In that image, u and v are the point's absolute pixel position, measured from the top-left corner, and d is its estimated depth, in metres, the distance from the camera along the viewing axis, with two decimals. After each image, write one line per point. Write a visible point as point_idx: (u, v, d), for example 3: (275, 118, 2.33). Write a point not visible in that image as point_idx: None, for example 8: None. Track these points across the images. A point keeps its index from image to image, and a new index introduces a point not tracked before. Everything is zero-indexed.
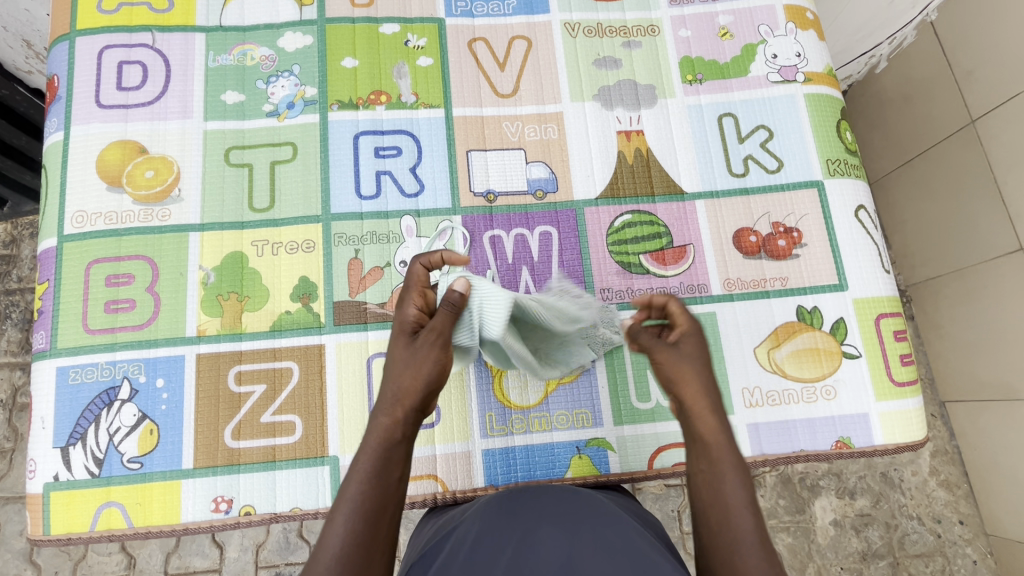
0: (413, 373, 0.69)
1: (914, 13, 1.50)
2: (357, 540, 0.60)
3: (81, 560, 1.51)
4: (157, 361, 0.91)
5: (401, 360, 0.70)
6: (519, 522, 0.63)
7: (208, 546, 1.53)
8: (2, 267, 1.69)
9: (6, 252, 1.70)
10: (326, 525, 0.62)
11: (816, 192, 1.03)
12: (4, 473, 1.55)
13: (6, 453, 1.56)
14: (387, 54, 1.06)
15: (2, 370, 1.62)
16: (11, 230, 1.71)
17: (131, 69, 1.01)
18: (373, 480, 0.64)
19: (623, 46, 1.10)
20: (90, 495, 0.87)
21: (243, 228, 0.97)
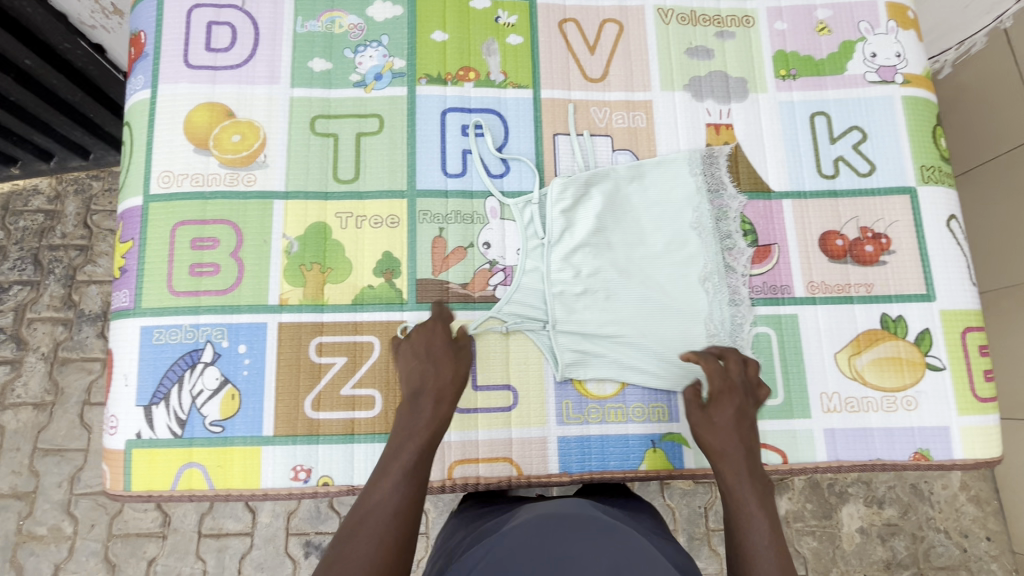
0: (425, 436, 0.78)
1: (987, 19, 1.45)
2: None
3: (117, 515, 1.54)
4: (240, 327, 0.91)
5: (402, 435, 0.78)
6: (589, 546, 0.58)
7: (241, 510, 1.55)
8: (48, 222, 1.69)
9: (52, 208, 1.70)
10: (349, 526, 0.67)
11: (909, 199, 1.01)
12: (45, 425, 1.57)
13: (46, 406, 1.59)
14: (477, 30, 1.03)
15: (44, 324, 1.63)
16: (57, 186, 1.72)
17: (220, 29, 1.00)
18: (387, 520, 0.68)
19: (716, 36, 1.07)
20: (173, 454, 0.87)
21: (327, 199, 0.96)
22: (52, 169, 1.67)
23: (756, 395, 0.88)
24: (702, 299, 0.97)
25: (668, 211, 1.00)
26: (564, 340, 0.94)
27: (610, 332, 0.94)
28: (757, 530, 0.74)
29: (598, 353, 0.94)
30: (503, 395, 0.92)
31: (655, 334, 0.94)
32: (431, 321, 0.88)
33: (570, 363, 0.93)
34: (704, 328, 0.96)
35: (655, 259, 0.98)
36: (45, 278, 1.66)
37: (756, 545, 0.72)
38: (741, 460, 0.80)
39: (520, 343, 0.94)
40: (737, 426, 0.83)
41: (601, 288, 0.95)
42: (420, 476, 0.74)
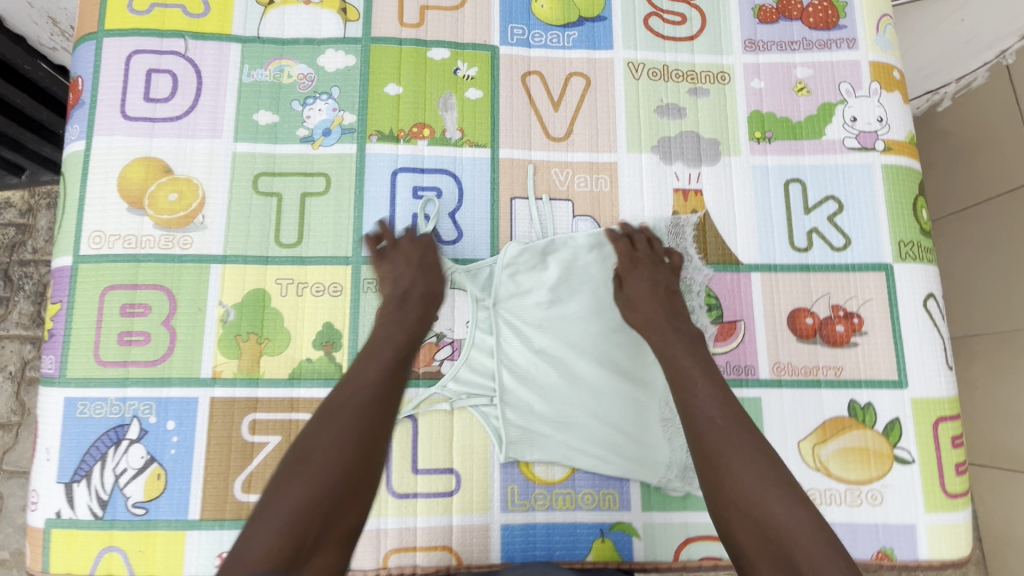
0: (393, 354, 0.76)
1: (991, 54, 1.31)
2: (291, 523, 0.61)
3: None
4: (169, 402, 0.86)
5: (377, 345, 0.77)
6: None
7: None
8: (17, 236, 1.58)
9: (23, 222, 1.59)
10: (290, 454, 0.67)
11: (884, 276, 0.95)
12: (9, 447, 1.49)
13: (13, 427, 1.50)
14: (434, 82, 0.97)
15: (13, 342, 1.53)
16: (28, 199, 1.61)
17: (160, 77, 0.94)
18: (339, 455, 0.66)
19: (689, 93, 1.01)
20: (93, 537, 0.83)
21: (267, 264, 0.91)
22: (24, 183, 1.55)
23: (668, 263, 0.93)
24: (657, 380, 0.92)
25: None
26: (512, 419, 0.89)
27: (559, 411, 0.90)
28: (708, 403, 0.76)
29: (547, 433, 0.89)
30: (444, 478, 0.88)
31: (607, 415, 0.90)
32: (407, 244, 0.89)
33: (515, 443, 0.88)
34: (658, 409, 0.91)
35: (612, 333, 0.92)
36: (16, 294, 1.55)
37: (711, 421, 0.74)
38: (680, 344, 0.83)
39: (464, 420, 0.89)
40: (655, 294, 0.88)
41: (551, 365, 0.91)
42: (384, 413, 0.71)
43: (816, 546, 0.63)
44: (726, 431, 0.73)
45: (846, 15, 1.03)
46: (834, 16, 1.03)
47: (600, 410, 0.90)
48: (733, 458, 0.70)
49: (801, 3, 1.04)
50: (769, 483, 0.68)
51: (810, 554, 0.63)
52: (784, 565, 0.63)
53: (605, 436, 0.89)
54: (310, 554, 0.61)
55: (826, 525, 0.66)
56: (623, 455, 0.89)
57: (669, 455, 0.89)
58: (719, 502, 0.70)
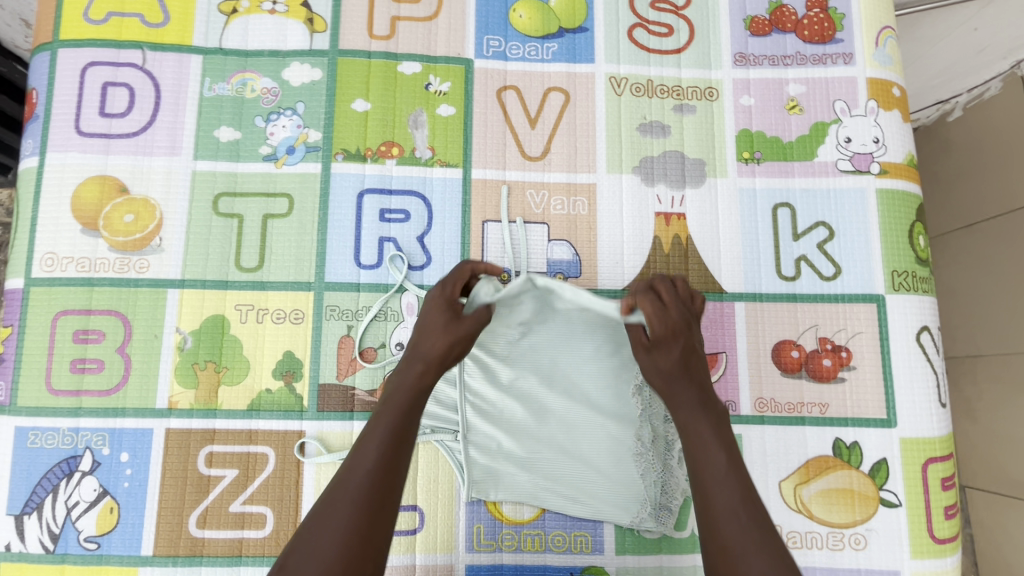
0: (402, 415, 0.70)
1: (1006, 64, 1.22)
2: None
3: None
4: (123, 433, 0.83)
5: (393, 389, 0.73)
6: None
7: None
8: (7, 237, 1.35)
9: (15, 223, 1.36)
10: (290, 550, 0.62)
11: (875, 308, 0.90)
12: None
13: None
14: (404, 98, 0.93)
15: None
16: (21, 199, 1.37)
17: (117, 92, 0.90)
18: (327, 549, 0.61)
19: (674, 110, 0.96)
20: (43, 572, 0.81)
21: (226, 289, 0.87)
22: (8, 182, 1.34)
23: (694, 311, 0.81)
24: (632, 412, 0.85)
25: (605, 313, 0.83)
26: (476, 456, 0.85)
27: (527, 448, 0.86)
28: (727, 492, 0.68)
29: (513, 471, 0.85)
30: (408, 516, 0.84)
31: (577, 452, 0.85)
32: (439, 301, 0.77)
33: (480, 481, 0.85)
34: (632, 442, 0.85)
35: (585, 366, 0.85)
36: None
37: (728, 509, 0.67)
38: (704, 427, 0.72)
39: (429, 457, 0.86)
40: (685, 369, 0.75)
41: (518, 400, 0.85)
42: (385, 494, 0.65)
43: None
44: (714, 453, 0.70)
45: (843, 28, 0.97)
46: (831, 29, 0.97)
47: (570, 447, 0.85)
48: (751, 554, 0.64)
49: (795, 14, 0.98)
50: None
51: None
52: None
53: (575, 475, 0.85)
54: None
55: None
56: (594, 493, 0.85)
57: (642, 492, 0.85)
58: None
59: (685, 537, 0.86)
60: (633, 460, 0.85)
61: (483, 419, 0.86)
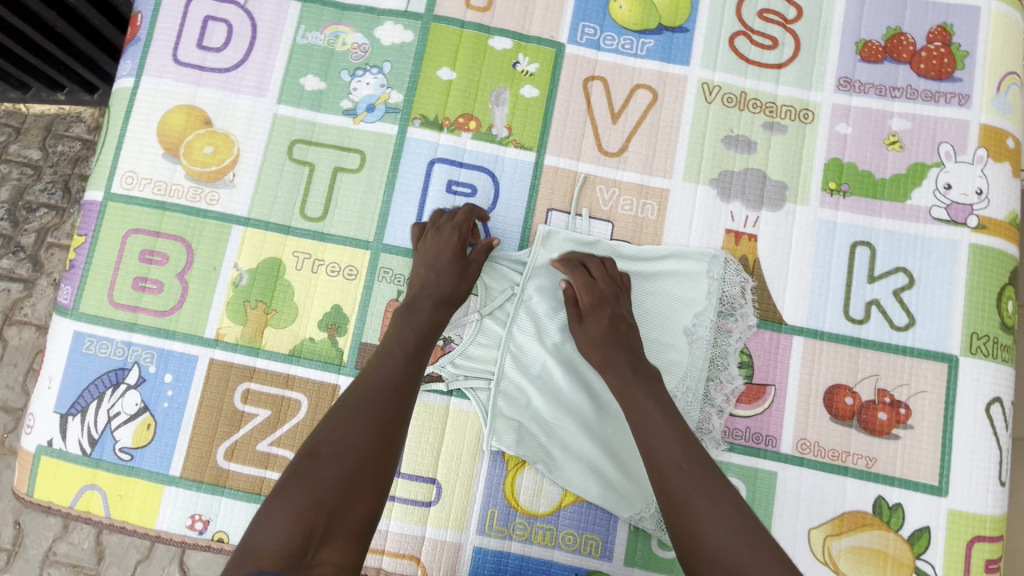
0: (410, 345, 0.75)
1: None
2: (296, 519, 0.57)
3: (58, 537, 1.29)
4: (170, 355, 0.86)
5: (397, 332, 0.76)
6: None
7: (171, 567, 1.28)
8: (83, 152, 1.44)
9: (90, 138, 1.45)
10: (306, 455, 0.62)
11: (946, 368, 0.84)
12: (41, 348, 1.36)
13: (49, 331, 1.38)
14: (490, 73, 0.92)
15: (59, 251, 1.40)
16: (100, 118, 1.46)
17: (216, 26, 0.92)
18: (347, 449, 0.62)
19: (764, 126, 0.92)
20: (78, 471, 0.84)
21: (287, 234, 0.89)
22: (96, 102, 1.43)
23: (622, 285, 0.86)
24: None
25: (665, 306, 0.88)
26: (503, 407, 0.85)
27: (554, 413, 0.85)
28: (669, 445, 0.69)
29: (535, 432, 0.85)
30: (426, 488, 0.84)
31: (602, 431, 0.85)
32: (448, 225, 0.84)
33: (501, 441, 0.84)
34: None
35: None
36: (72, 207, 1.42)
37: (674, 467, 0.67)
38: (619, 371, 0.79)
39: (458, 411, 0.86)
40: (616, 334, 0.81)
41: (560, 365, 0.86)
42: (403, 400, 0.69)
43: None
44: (661, 429, 0.71)
45: (964, 66, 0.91)
46: (950, 66, 0.91)
47: (596, 425, 0.85)
48: (702, 502, 0.64)
49: (913, 45, 0.92)
50: (742, 547, 0.60)
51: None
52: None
53: (591, 453, 0.84)
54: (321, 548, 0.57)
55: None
56: (606, 479, 0.84)
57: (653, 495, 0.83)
58: (688, 556, 0.62)
59: None
60: None
61: (518, 388, 0.86)
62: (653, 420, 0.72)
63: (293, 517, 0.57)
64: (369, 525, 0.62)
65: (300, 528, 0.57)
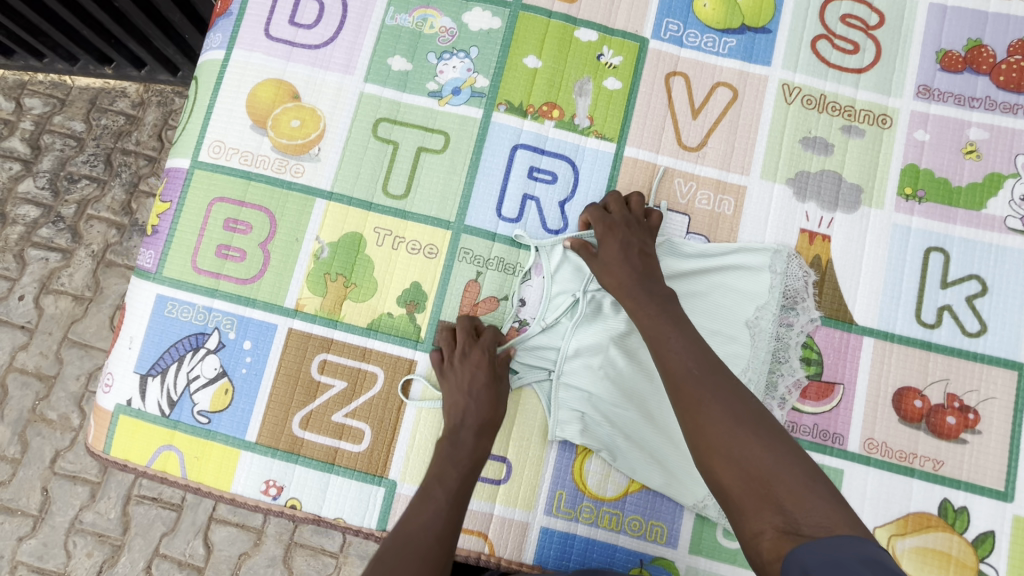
0: (466, 466, 0.77)
1: None
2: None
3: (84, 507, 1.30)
4: (250, 322, 0.87)
5: (443, 463, 0.78)
6: None
7: (197, 544, 1.28)
8: (124, 126, 1.46)
9: (132, 113, 1.46)
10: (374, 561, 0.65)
11: (1015, 376, 0.85)
12: (77, 319, 1.37)
13: (83, 301, 1.38)
14: (575, 63, 0.93)
15: (99, 223, 1.41)
16: (143, 93, 1.48)
17: (309, 4, 0.94)
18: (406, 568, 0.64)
19: (842, 129, 0.93)
20: (156, 431, 0.86)
21: (369, 210, 0.90)
22: (142, 77, 1.45)
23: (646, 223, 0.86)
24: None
25: (730, 300, 0.88)
26: (566, 397, 0.86)
27: (617, 401, 0.85)
28: (684, 353, 0.72)
29: (598, 421, 0.85)
30: (495, 466, 0.86)
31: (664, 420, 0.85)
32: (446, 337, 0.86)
33: (565, 427, 0.85)
34: None
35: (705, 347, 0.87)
36: (113, 179, 1.43)
37: (689, 370, 0.70)
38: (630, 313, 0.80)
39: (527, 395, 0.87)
40: (627, 258, 0.82)
41: (624, 356, 0.86)
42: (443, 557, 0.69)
43: (803, 491, 0.59)
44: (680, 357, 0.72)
45: None
46: None
47: (660, 414, 0.86)
48: (714, 400, 0.67)
49: (994, 57, 0.93)
50: (749, 437, 0.63)
51: (804, 508, 0.57)
52: (772, 503, 0.59)
53: (654, 441, 0.85)
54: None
55: (813, 465, 0.62)
56: (668, 467, 0.85)
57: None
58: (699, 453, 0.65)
59: None
60: None
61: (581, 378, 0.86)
62: (672, 345, 0.73)
63: None
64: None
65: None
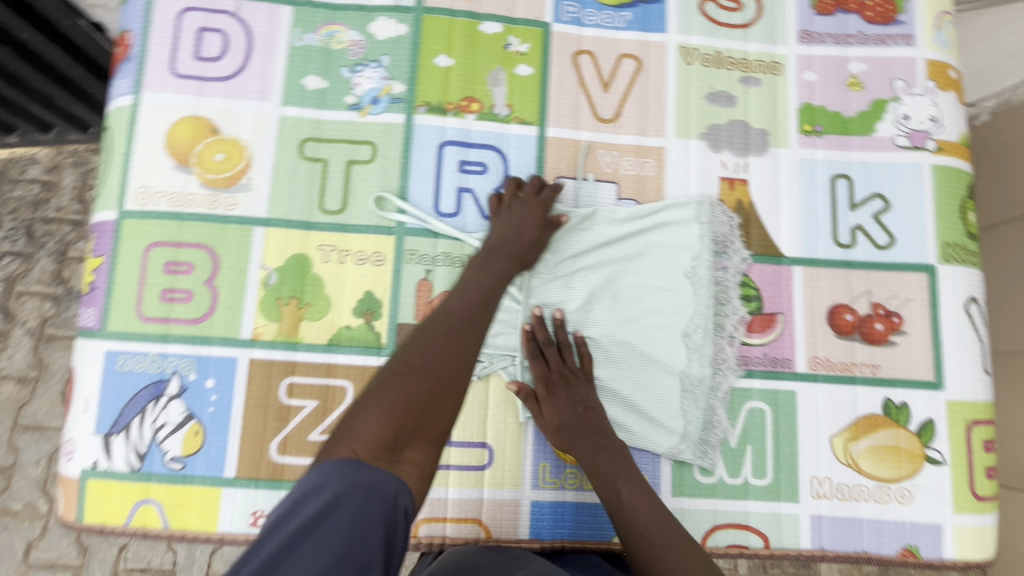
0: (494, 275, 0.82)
1: None
2: (391, 414, 0.64)
3: None
4: (209, 360, 0.87)
5: (477, 269, 0.82)
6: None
7: None
8: (42, 194, 1.40)
9: (48, 179, 1.41)
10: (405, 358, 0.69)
11: (927, 277, 0.94)
12: (27, 401, 1.31)
13: (29, 382, 1.31)
14: (485, 56, 0.97)
15: (32, 299, 1.35)
16: (55, 157, 1.42)
17: (211, 37, 0.94)
18: (430, 370, 0.69)
19: (740, 81, 1.00)
20: (129, 488, 0.84)
21: (310, 229, 0.91)
22: (51, 140, 1.38)
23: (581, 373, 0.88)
24: (681, 353, 0.91)
25: (667, 257, 0.93)
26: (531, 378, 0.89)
27: None
28: (639, 510, 0.79)
29: None
30: (477, 453, 0.88)
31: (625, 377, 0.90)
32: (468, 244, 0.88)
33: None
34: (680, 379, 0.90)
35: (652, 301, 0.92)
36: (39, 251, 1.37)
37: (641, 532, 0.77)
38: (585, 443, 0.84)
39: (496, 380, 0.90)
40: (560, 404, 0.85)
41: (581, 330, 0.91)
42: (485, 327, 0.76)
43: None
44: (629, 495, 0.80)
45: (905, 10, 1.02)
46: (893, 11, 1.01)
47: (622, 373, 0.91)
48: (667, 561, 0.74)
49: None
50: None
51: None
52: None
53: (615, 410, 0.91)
54: (404, 452, 0.63)
55: None
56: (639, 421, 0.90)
57: (682, 426, 0.89)
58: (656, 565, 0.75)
59: (738, 484, 0.90)
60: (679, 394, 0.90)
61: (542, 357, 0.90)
62: (622, 484, 0.81)
63: (388, 415, 0.64)
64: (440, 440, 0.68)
65: (392, 424, 0.63)
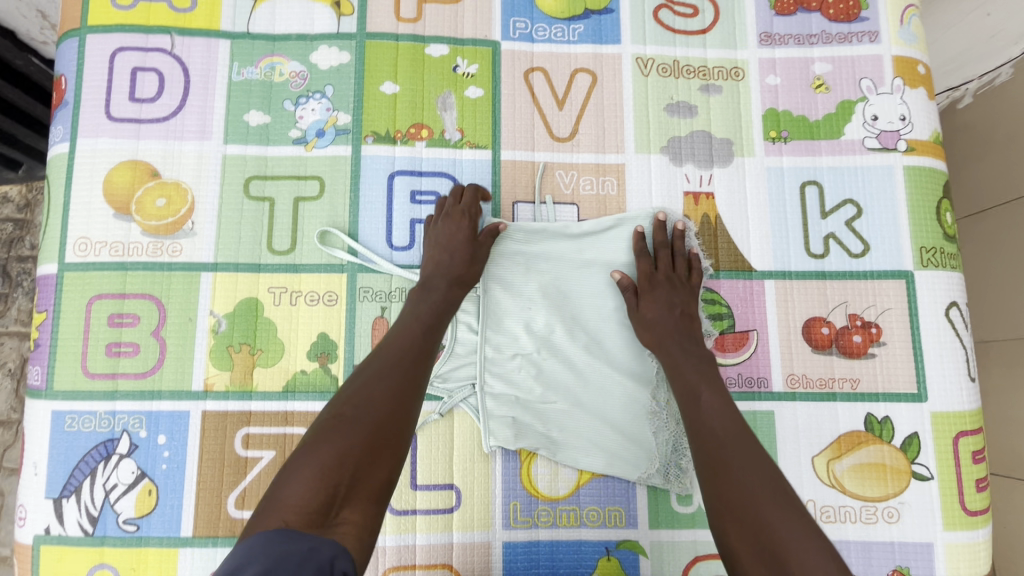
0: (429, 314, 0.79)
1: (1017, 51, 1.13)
2: (321, 474, 0.59)
3: None
4: (160, 416, 0.84)
5: (415, 307, 0.80)
6: None
7: None
8: (16, 232, 1.30)
9: (21, 218, 1.30)
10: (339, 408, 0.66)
11: (904, 284, 0.91)
12: (10, 447, 1.24)
13: (14, 425, 1.25)
14: (432, 80, 0.93)
15: (10, 339, 1.27)
16: (29, 193, 1.32)
17: (146, 77, 0.90)
18: (367, 419, 0.65)
19: (701, 90, 0.96)
20: (83, 554, 0.81)
21: (259, 271, 0.88)
22: (21, 177, 1.29)
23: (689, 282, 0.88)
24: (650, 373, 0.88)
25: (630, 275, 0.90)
26: (493, 406, 0.86)
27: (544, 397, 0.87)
28: (717, 413, 0.74)
29: (530, 422, 0.87)
30: (444, 495, 0.85)
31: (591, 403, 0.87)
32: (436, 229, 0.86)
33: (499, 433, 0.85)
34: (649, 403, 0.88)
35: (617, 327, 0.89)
36: (16, 291, 1.29)
37: (715, 432, 0.72)
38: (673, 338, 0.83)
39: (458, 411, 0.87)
40: (672, 312, 0.84)
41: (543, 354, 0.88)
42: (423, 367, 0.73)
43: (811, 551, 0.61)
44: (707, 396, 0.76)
45: (868, 6, 0.98)
46: (856, 7, 0.98)
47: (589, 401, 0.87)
48: (734, 473, 0.68)
49: None
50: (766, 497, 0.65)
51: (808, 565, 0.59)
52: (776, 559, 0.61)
53: (590, 428, 0.86)
54: (343, 509, 0.59)
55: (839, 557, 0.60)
56: (608, 449, 0.86)
57: (653, 450, 0.86)
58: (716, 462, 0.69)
59: None
60: (649, 421, 0.87)
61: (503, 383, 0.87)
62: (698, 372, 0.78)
63: (319, 474, 0.60)
64: (383, 494, 0.63)
65: (323, 484, 0.59)
